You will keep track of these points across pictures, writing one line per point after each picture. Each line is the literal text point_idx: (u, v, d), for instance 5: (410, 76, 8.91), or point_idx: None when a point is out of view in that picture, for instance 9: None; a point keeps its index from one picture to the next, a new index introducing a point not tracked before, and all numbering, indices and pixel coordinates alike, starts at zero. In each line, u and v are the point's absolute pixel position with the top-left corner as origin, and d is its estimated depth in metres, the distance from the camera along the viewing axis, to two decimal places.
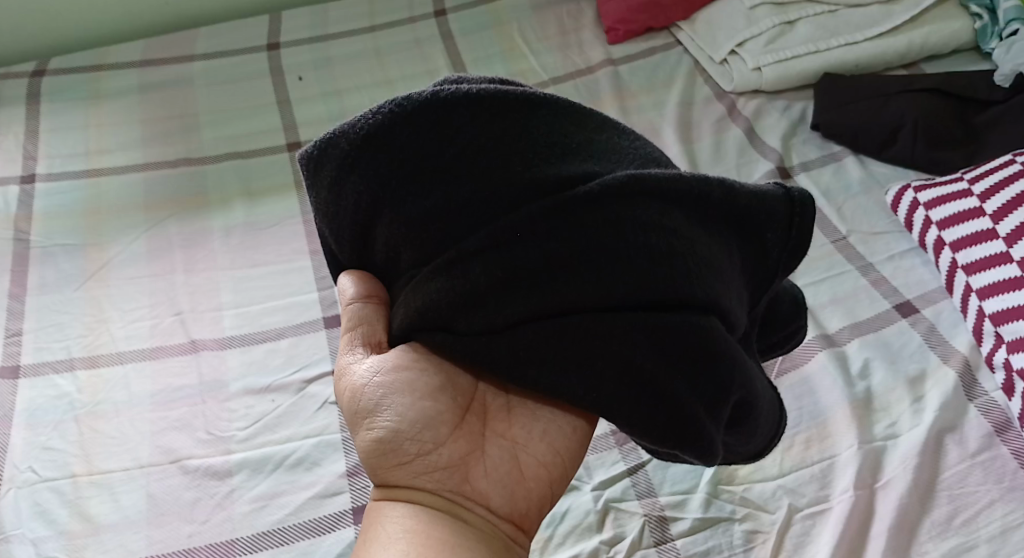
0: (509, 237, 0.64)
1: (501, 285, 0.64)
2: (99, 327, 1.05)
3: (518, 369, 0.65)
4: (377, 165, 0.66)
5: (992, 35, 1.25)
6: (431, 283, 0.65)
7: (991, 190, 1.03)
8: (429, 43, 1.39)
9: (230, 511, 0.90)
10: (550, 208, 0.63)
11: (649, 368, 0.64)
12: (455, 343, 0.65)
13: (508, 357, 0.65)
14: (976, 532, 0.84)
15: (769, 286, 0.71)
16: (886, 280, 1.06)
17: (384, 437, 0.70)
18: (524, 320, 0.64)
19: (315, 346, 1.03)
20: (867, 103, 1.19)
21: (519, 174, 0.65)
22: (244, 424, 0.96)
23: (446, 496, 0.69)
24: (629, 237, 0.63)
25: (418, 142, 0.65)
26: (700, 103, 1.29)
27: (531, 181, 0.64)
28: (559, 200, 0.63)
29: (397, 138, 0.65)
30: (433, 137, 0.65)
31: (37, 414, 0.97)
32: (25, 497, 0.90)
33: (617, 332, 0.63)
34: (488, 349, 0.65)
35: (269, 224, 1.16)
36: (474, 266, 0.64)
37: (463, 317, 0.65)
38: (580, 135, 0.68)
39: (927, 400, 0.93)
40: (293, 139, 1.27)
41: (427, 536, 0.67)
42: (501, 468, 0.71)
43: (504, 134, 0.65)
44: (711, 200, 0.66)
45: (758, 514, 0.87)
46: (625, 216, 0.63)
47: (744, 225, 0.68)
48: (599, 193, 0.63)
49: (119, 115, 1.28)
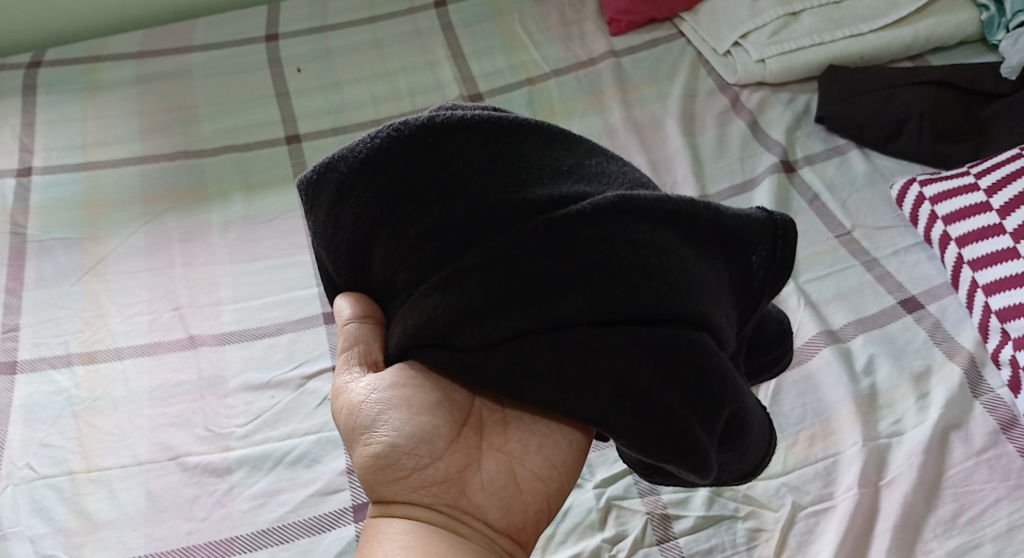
0: (504, 254, 0.63)
1: (498, 302, 0.63)
2: (97, 322, 1.04)
3: (516, 384, 0.64)
4: (375, 185, 0.65)
5: (998, 27, 1.24)
6: (429, 300, 0.64)
7: (997, 185, 1.02)
8: (429, 35, 1.38)
9: (230, 509, 0.89)
10: (545, 225, 0.62)
11: (643, 382, 0.63)
12: (452, 359, 0.64)
13: (505, 372, 0.63)
14: (982, 530, 0.84)
15: (756, 308, 0.71)
16: (891, 275, 1.05)
17: (382, 452, 0.69)
18: (521, 336, 0.63)
19: (314, 342, 1.02)
20: (872, 95, 1.18)
21: (514, 194, 0.64)
22: (244, 420, 0.95)
23: (445, 511, 0.68)
24: (622, 254, 0.62)
25: (415, 163, 0.65)
26: (703, 96, 1.28)
27: (526, 199, 0.64)
28: (553, 217, 0.62)
29: (394, 157, 0.65)
30: (430, 157, 0.65)
31: (35, 409, 0.96)
32: (24, 494, 0.90)
33: (613, 349, 0.62)
34: (486, 365, 0.64)
35: (268, 218, 1.15)
36: (471, 283, 0.63)
37: (460, 333, 0.64)
38: (570, 159, 0.68)
39: (932, 397, 0.92)
40: (292, 131, 1.25)
41: (427, 551, 0.66)
42: (497, 481, 0.70)
43: (497, 157, 0.65)
44: (701, 221, 0.65)
45: (762, 512, 0.87)
46: (618, 232, 0.62)
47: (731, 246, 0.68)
48: (594, 208, 0.62)
49: (116, 107, 1.27)
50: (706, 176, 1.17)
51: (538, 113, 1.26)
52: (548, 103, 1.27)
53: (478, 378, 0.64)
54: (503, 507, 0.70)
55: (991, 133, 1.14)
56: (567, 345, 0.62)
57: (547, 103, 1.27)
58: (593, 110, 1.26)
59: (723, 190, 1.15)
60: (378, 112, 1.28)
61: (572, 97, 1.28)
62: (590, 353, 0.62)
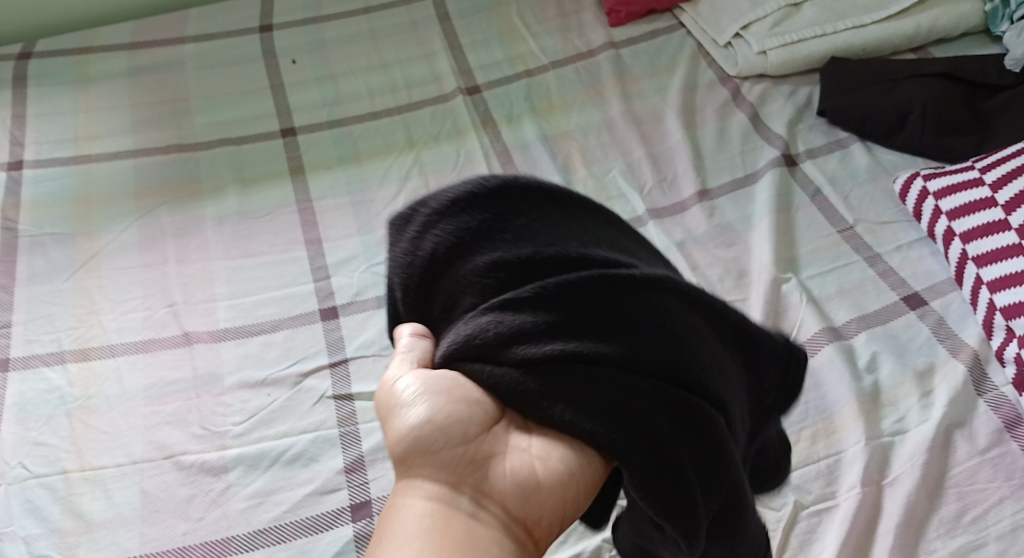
0: (565, 291, 0.60)
1: (548, 328, 0.60)
2: (90, 319, 1.02)
3: (547, 404, 0.60)
4: (460, 220, 0.64)
5: (1001, 18, 1.22)
6: (484, 317, 0.61)
7: (1002, 180, 1.01)
8: (426, 25, 1.36)
9: (226, 509, 0.88)
10: (608, 279, 0.61)
11: (664, 433, 0.60)
12: (495, 369, 0.60)
13: (539, 391, 0.60)
14: (985, 529, 0.83)
15: (762, 424, 0.71)
16: (894, 271, 1.03)
17: (414, 426, 0.63)
18: (564, 358, 0.59)
19: (311, 339, 1.01)
20: (874, 87, 1.17)
21: (577, 251, 0.63)
22: (240, 419, 0.94)
23: (467, 491, 0.62)
24: (670, 324, 0.61)
25: (498, 211, 0.65)
26: (704, 88, 1.26)
27: (587, 260, 0.63)
28: (615, 275, 0.61)
29: (485, 205, 0.65)
30: (513, 209, 0.65)
31: (28, 408, 0.95)
32: (16, 494, 0.89)
33: (650, 401, 0.60)
34: (524, 381, 0.60)
35: (264, 213, 1.13)
36: (528, 309, 0.60)
37: (506, 348, 0.60)
38: (625, 247, 0.68)
39: (936, 395, 0.91)
40: (287, 124, 1.24)
41: (442, 529, 0.59)
42: (529, 473, 0.63)
43: (566, 225, 0.66)
44: (737, 324, 0.66)
45: (764, 511, 0.86)
46: (668, 307, 0.62)
47: (756, 361, 0.68)
48: (653, 279, 0.62)
49: (108, 99, 1.25)
50: (706, 170, 1.16)
51: (537, 106, 1.25)
52: (547, 96, 1.26)
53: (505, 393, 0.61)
54: (517, 505, 0.62)
55: (995, 126, 1.13)
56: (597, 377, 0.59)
57: (546, 96, 1.26)
58: (592, 104, 1.25)
59: (724, 184, 1.14)
60: (374, 105, 1.26)
61: (571, 90, 1.26)
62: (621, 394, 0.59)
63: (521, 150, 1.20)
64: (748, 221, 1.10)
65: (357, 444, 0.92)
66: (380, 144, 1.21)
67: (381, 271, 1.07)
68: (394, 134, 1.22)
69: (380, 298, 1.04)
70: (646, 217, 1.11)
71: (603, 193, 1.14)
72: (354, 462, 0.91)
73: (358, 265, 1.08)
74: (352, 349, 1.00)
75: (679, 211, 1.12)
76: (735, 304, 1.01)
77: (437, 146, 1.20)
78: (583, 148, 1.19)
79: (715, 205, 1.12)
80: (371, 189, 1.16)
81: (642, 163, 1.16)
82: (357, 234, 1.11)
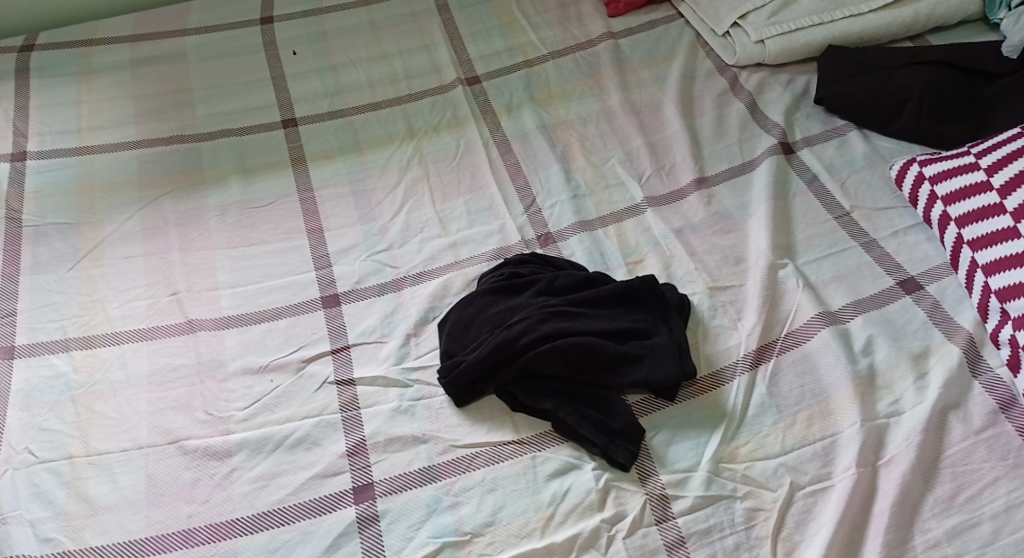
0: (546, 362, 0.92)
1: (518, 362, 0.92)
2: (95, 307, 1.04)
3: (513, 310, 0.98)
4: (502, 378, 0.93)
5: (999, 6, 1.23)
6: (510, 338, 0.93)
7: (997, 164, 1.01)
8: (426, 17, 1.37)
9: (230, 491, 0.89)
10: (570, 361, 0.92)
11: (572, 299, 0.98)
12: (490, 311, 0.98)
13: (508, 304, 0.98)
14: (980, 509, 0.84)
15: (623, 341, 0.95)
16: (890, 256, 1.04)
17: None
18: (522, 305, 0.98)
19: (313, 326, 1.02)
20: (870, 75, 1.17)
21: (582, 382, 0.93)
22: (243, 404, 0.95)
23: None
24: (579, 367, 0.92)
25: (531, 383, 0.93)
26: (702, 77, 1.27)
27: (569, 362, 0.92)
28: (580, 361, 0.92)
29: (523, 384, 0.93)
30: (546, 376, 0.93)
31: (33, 393, 0.96)
32: (22, 478, 0.90)
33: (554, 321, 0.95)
34: (489, 329, 0.97)
35: (266, 202, 1.14)
36: (533, 343, 0.93)
37: (492, 318, 0.98)
38: (605, 411, 0.91)
39: (931, 377, 0.92)
40: (288, 115, 1.25)
41: None
42: None
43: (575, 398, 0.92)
44: (612, 344, 0.93)
45: (760, 492, 0.87)
46: (595, 366, 0.93)
47: (634, 348, 0.93)
48: (625, 380, 0.92)
49: (112, 89, 1.27)
50: (704, 158, 1.17)
51: (536, 95, 1.26)
52: (547, 86, 1.27)
53: (631, 283, 0.97)
54: None
55: (991, 113, 1.14)
56: (599, 358, 0.92)
57: (545, 86, 1.27)
58: (590, 93, 1.26)
59: (722, 172, 1.15)
60: (374, 95, 1.27)
61: (570, 79, 1.28)
62: (587, 358, 0.92)
63: (520, 140, 1.21)
64: (745, 208, 1.11)
65: (358, 428, 0.93)
66: (382, 134, 1.22)
67: (382, 259, 1.08)
68: (395, 124, 1.23)
69: (381, 286, 1.06)
70: (645, 205, 1.12)
71: (601, 181, 1.15)
72: (356, 446, 0.92)
73: (360, 253, 1.09)
74: (354, 335, 1.01)
75: (677, 199, 1.13)
76: (733, 289, 1.02)
77: (438, 136, 1.21)
78: (582, 138, 1.21)
79: (712, 193, 1.13)
80: (371, 179, 1.17)
81: (641, 152, 1.18)
82: (358, 222, 1.12)
